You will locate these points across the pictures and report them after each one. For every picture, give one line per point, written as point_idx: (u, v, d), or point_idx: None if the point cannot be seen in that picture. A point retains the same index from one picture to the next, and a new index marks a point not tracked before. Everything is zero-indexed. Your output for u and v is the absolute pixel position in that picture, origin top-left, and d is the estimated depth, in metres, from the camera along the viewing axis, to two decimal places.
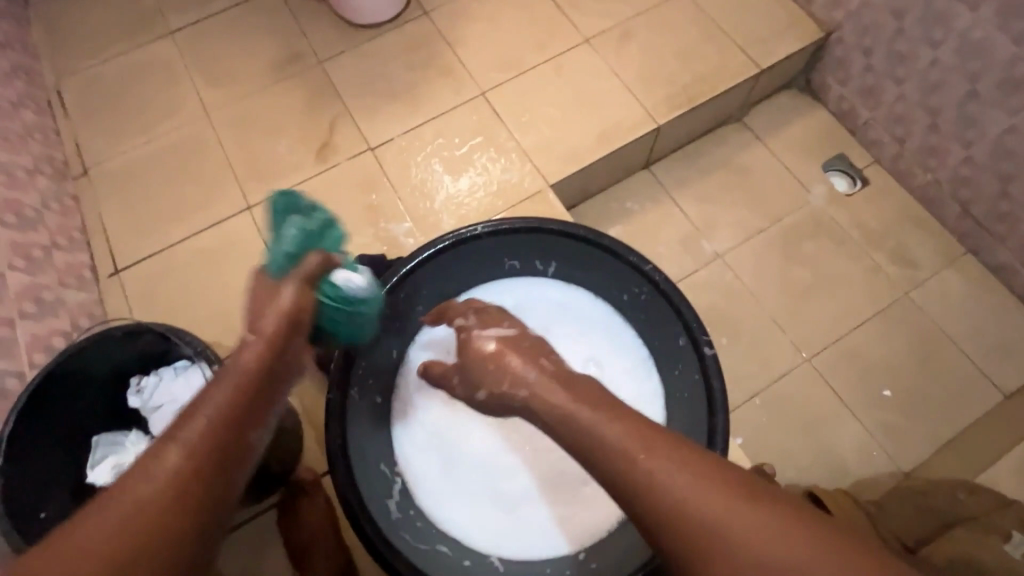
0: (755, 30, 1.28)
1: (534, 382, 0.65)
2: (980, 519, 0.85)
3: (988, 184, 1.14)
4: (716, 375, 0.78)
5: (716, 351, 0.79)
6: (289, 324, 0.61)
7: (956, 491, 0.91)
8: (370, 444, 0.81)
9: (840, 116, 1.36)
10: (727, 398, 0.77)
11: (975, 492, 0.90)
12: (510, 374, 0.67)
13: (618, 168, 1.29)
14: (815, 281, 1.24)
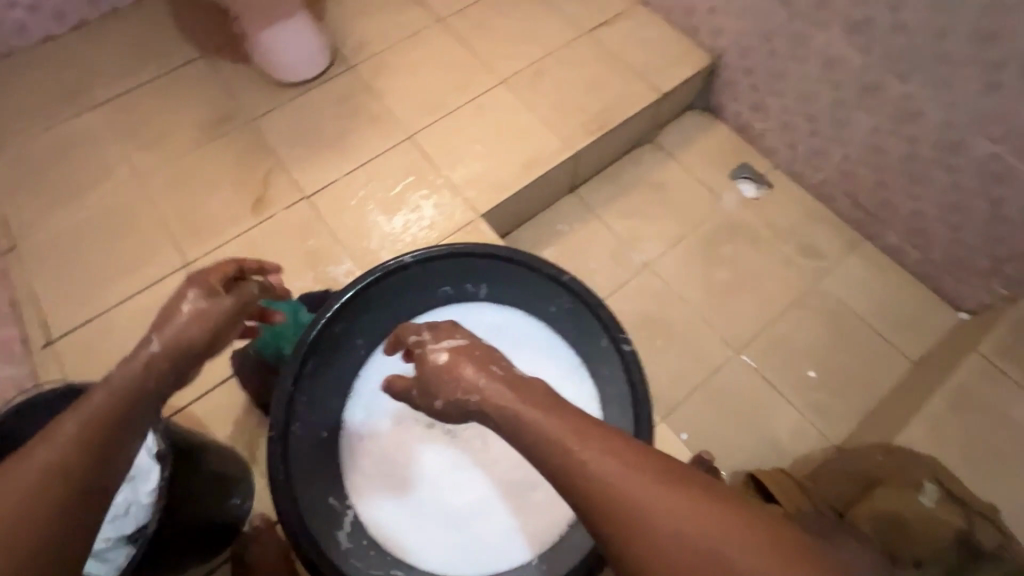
0: (652, 60, 1.42)
1: (485, 388, 0.67)
2: (896, 475, 0.91)
3: (868, 177, 1.28)
4: (636, 369, 0.83)
5: (633, 347, 0.84)
6: (196, 330, 0.67)
7: (874, 451, 0.95)
8: (317, 479, 0.82)
9: (738, 130, 1.50)
10: (649, 390, 0.81)
11: (894, 449, 0.94)
12: (463, 383, 0.69)
13: (545, 194, 1.38)
14: (736, 279, 1.34)
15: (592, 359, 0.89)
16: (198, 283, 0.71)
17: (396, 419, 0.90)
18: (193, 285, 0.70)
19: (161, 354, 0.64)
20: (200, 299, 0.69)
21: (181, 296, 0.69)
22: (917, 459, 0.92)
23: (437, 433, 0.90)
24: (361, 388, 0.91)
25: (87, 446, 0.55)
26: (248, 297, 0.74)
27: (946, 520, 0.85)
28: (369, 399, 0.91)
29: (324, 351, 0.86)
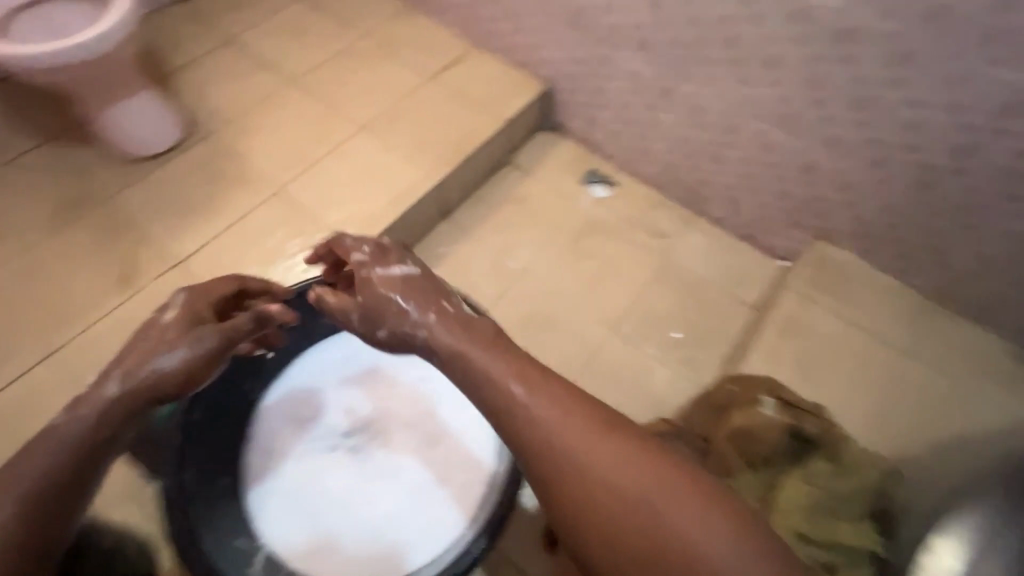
0: (494, 92, 1.61)
1: (433, 324, 0.80)
2: (743, 397, 1.08)
3: (686, 163, 1.52)
4: (505, 348, 0.97)
5: (499, 330, 0.98)
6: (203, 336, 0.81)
7: (725, 383, 1.13)
8: (222, 521, 0.88)
9: (581, 141, 1.71)
10: (519, 361, 0.95)
11: (740, 378, 1.13)
12: (410, 319, 0.81)
13: (419, 223, 1.49)
14: (601, 268, 1.51)
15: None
16: (192, 304, 0.85)
17: (303, 452, 0.96)
18: (184, 307, 0.85)
19: (120, 391, 0.77)
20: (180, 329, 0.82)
21: (172, 313, 0.84)
22: (757, 382, 1.11)
23: (345, 456, 0.96)
24: (265, 430, 0.97)
25: (74, 443, 0.75)
26: (233, 328, 0.83)
27: (781, 420, 1.01)
28: (274, 439, 0.96)
29: (214, 402, 0.95)
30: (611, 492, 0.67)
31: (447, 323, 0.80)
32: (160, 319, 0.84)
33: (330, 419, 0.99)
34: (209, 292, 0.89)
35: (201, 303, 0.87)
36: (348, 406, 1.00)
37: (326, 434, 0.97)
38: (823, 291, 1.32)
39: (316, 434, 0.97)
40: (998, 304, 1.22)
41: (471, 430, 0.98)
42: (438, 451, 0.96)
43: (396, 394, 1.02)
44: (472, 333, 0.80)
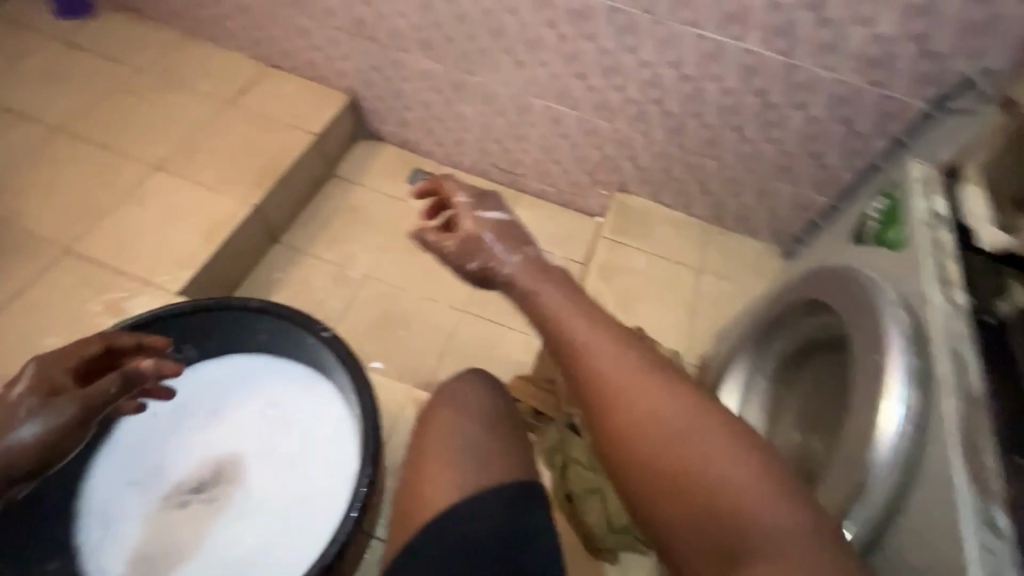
0: (298, 111, 1.62)
1: (515, 264, 0.80)
2: None
3: (495, 147, 1.65)
4: (340, 345, 0.96)
5: (331, 330, 0.97)
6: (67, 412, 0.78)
7: (561, 331, 1.27)
8: None
9: (400, 144, 1.79)
10: (355, 355, 0.95)
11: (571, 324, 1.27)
12: (502, 258, 0.81)
13: (247, 252, 1.46)
14: (442, 258, 1.60)
15: (311, 359, 1.02)
16: (43, 373, 0.79)
17: (141, 517, 0.92)
18: (33, 377, 0.78)
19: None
20: (34, 401, 0.76)
21: (20, 386, 0.77)
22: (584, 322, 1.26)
23: (188, 508, 0.93)
24: (93, 507, 0.91)
25: None
26: (95, 396, 0.80)
27: None
28: (105, 513, 0.91)
29: None
30: (662, 422, 0.64)
31: (531, 264, 0.79)
32: (8, 393, 0.77)
33: (173, 473, 0.95)
34: (65, 358, 0.82)
35: (57, 366, 0.80)
36: (189, 456, 0.97)
37: (165, 491, 0.94)
38: (628, 235, 1.53)
39: (159, 495, 0.94)
40: (756, 217, 1.50)
41: (325, 442, 0.98)
42: (285, 474, 0.96)
43: (239, 430, 0.99)
44: (551, 277, 0.78)
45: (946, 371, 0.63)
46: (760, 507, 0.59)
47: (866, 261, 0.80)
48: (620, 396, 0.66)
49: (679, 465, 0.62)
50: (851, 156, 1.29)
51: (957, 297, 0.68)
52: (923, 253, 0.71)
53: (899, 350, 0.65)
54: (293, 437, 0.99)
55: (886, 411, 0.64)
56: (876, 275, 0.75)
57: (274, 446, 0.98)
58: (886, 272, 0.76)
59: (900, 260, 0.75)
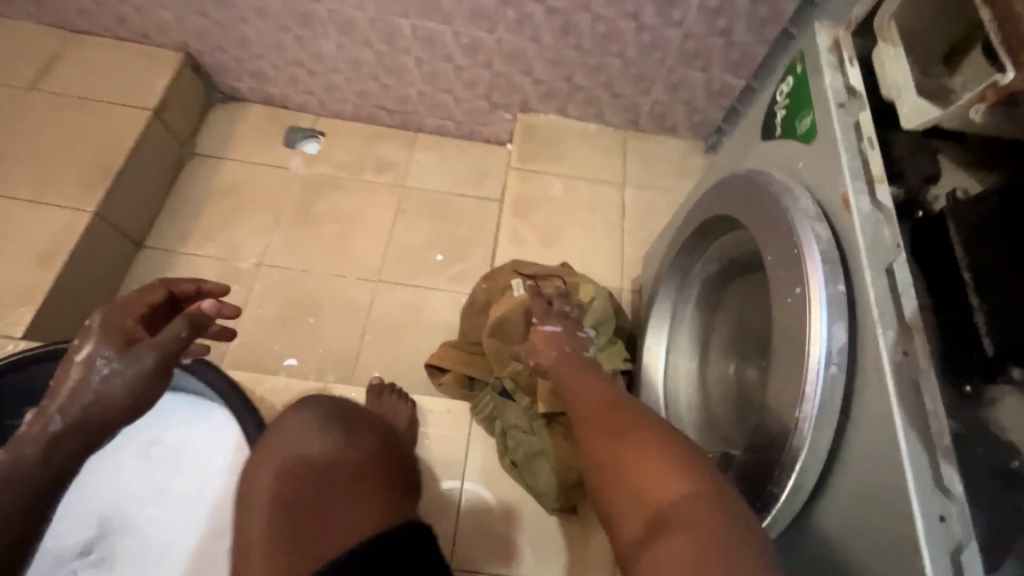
0: (123, 83, 1.34)
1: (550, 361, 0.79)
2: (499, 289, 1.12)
3: (373, 85, 1.42)
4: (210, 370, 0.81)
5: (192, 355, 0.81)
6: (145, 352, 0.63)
7: (482, 283, 1.16)
8: None
9: (266, 102, 1.53)
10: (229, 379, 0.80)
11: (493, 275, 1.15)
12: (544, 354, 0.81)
13: (104, 267, 1.24)
14: (342, 225, 1.42)
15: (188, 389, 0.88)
16: (113, 322, 0.66)
17: None
18: (105, 328, 0.66)
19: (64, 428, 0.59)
20: (112, 350, 0.63)
21: (89, 340, 0.64)
22: (506, 268, 1.15)
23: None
24: None
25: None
26: (169, 341, 0.64)
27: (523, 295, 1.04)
28: None
29: None
30: (608, 420, 0.59)
31: (567, 357, 0.79)
32: (78, 348, 0.64)
33: (50, 541, 0.82)
34: (131, 307, 0.69)
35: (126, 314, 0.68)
36: (66, 518, 0.83)
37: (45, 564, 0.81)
38: (539, 160, 1.37)
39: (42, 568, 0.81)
40: (672, 113, 1.36)
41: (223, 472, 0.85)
42: (183, 519, 0.84)
43: (122, 479, 0.86)
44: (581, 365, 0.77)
45: (873, 297, 0.48)
46: (680, 482, 0.50)
47: (775, 156, 0.63)
48: (592, 409, 0.62)
49: (626, 455, 0.54)
50: (760, 26, 1.14)
51: (879, 199, 0.50)
52: (834, 134, 0.54)
53: (817, 278, 0.51)
54: (186, 475, 0.86)
55: (810, 356, 0.50)
56: (784, 178, 0.60)
57: (165, 487, 0.85)
58: (795, 169, 0.59)
59: (808, 149, 0.58)
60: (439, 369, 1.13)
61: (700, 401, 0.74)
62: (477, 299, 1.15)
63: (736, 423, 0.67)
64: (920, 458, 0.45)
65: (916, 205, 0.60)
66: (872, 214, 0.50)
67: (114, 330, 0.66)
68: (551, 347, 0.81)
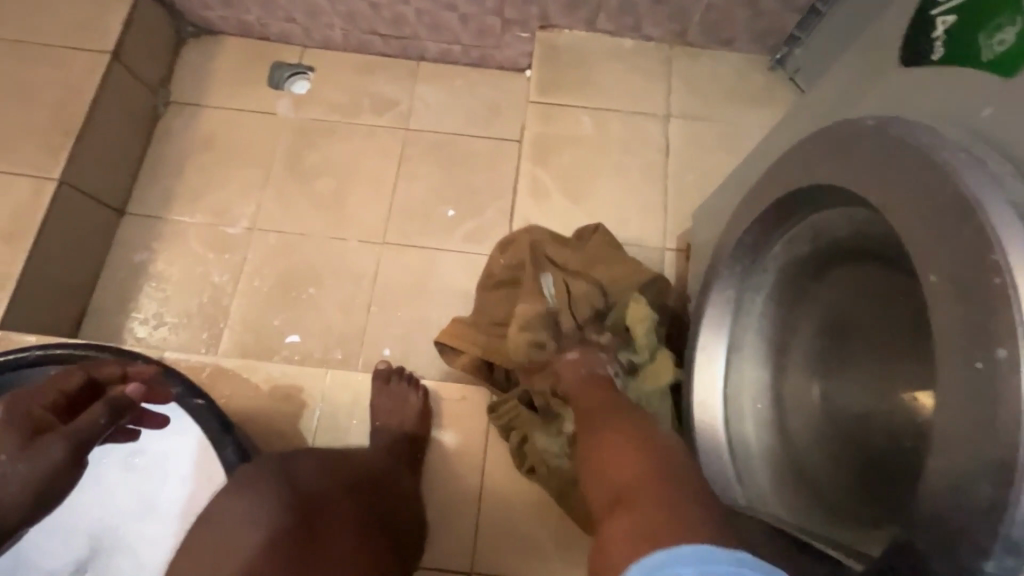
0: (73, 20, 1.15)
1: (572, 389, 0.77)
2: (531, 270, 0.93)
3: (361, 5, 1.18)
4: None
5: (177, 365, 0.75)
6: (57, 439, 0.66)
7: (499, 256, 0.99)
8: None
9: (244, 33, 1.31)
10: None
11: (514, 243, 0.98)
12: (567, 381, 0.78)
13: (81, 241, 1.12)
14: (340, 179, 1.24)
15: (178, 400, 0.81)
16: (18, 411, 0.67)
17: None
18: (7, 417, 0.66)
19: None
20: (16, 442, 0.64)
21: None
22: (538, 242, 0.96)
23: None
24: None
25: None
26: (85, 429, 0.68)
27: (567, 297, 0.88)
28: None
29: None
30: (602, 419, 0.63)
31: (585, 381, 0.77)
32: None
33: (38, 564, 0.76)
34: (41, 393, 0.70)
35: (36, 399, 0.69)
36: (52, 539, 0.77)
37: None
38: (563, 90, 1.13)
39: None
40: (730, 19, 1.08)
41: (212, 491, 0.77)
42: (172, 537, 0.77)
43: (105, 492, 0.78)
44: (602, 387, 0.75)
45: None
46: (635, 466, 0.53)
47: (933, 94, 0.42)
48: (595, 403, 0.69)
49: (603, 432, 0.60)
50: None
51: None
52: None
53: None
54: (173, 486, 0.79)
55: (1023, 461, 0.33)
56: (959, 136, 0.38)
57: (153, 502, 0.78)
58: (977, 121, 0.38)
59: (1007, 89, 0.36)
60: (450, 349, 0.98)
61: (777, 421, 0.57)
62: (495, 274, 0.98)
63: (836, 461, 0.51)
64: None
65: None
66: None
67: (18, 421, 0.66)
68: (576, 369, 0.79)
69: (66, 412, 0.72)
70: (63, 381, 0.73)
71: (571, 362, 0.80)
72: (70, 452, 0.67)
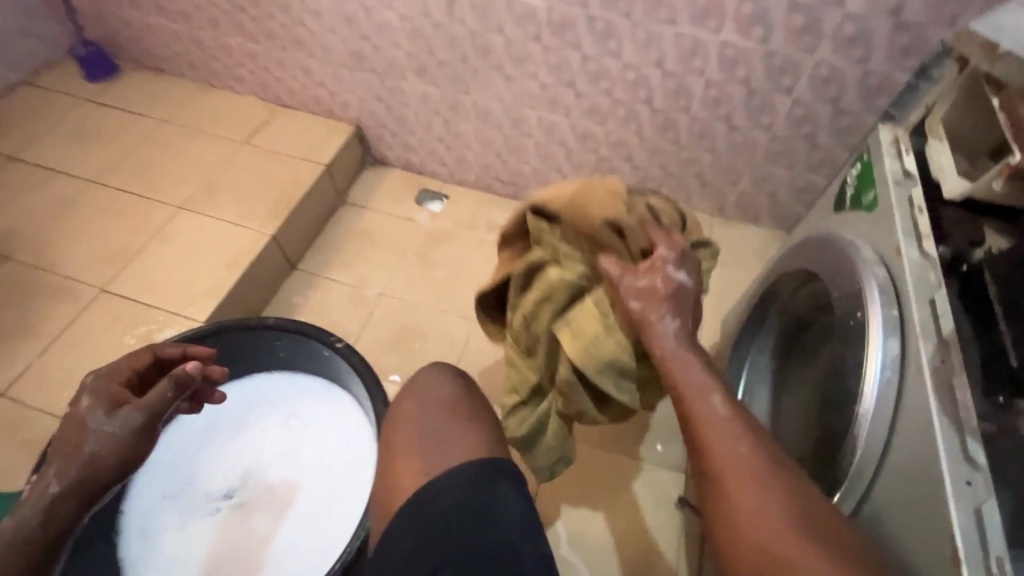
0: (308, 143, 1.72)
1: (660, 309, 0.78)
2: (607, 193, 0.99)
3: (496, 161, 1.71)
4: (352, 354, 1.02)
5: (343, 340, 1.03)
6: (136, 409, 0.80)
7: None
8: None
9: (406, 168, 1.86)
10: (367, 363, 1.01)
11: None
12: (648, 292, 0.80)
13: (265, 281, 1.52)
14: (452, 271, 1.65)
15: (326, 371, 1.08)
16: (107, 389, 0.84)
17: (179, 524, 0.97)
18: (98, 392, 0.83)
19: (59, 492, 0.74)
20: (101, 411, 0.80)
21: (86, 399, 0.82)
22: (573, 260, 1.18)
23: (223, 511, 0.99)
24: (132, 514, 0.96)
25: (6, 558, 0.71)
26: (154, 403, 0.82)
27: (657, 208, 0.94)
28: (144, 522, 0.96)
29: None
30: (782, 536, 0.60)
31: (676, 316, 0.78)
32: (76, 409, 0.81)
33: (207, 482, 1.01)
34: (120, 371, 0.88)
35: (118, 376, 0.88)
36: (219, 464, 1.02)
37: (202, 500, 0.99)
38: None
39: (196, 502, 0.99)
40: (757, 204, 1.51)
41: (350, 447, 1.03)
42: (306, 476, 1.01)
43: (264, 437, 1.05)
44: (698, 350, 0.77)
45: (917, 316, 0.72)
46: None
47: (843, 224, 0.91)
48: (751, 512, 0.62)
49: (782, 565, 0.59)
50: (844, 133, 1.30)
51: (924, 252, 0.76)
52: (888, 210, 0.81)
53: (873, 304, 0.75)
54: (313, 439, 1.05)
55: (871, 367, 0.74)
56: (851, 237, 0.86)
57: (295, 450, 1.04)
58: (858, 232, 0.86)
59: (868, 219, 0.85)
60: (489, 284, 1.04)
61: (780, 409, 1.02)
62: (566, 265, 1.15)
63: (809, 420, 0.94)
64: (949, 431, 0.65)
65: (961, 260, 0.75)
66: (916, 261, 0.75)
67: (107, 396, 0.83)
68: (665, 294, 0.79)
69: (139, 386, 0.90)
70: (134, 360, 0.90)
71: (634, 297, 0.80)
72: (145, 418, 0.81)
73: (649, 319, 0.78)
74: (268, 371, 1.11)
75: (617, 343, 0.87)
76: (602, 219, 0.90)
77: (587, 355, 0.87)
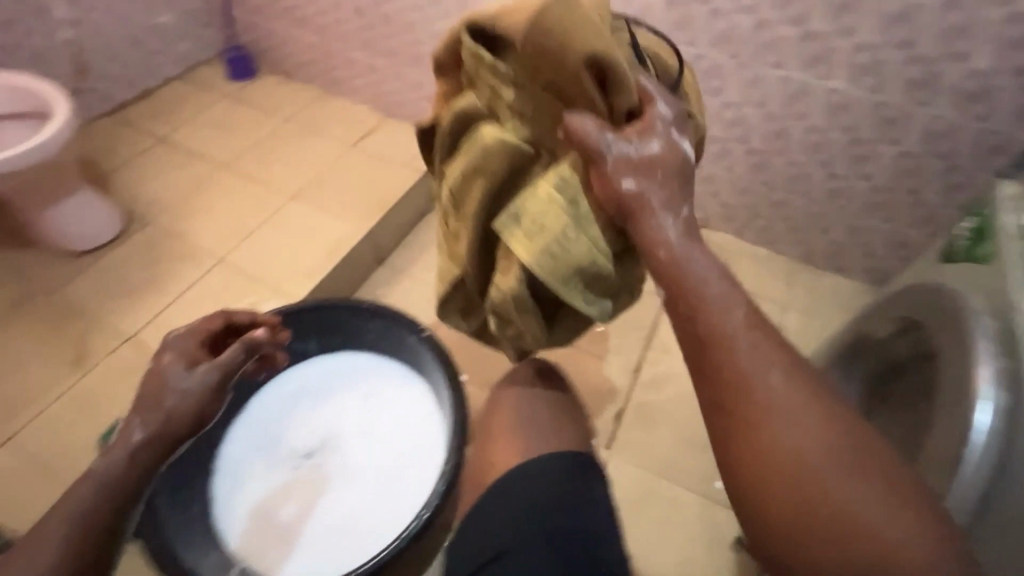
0: (409, 150, 1.85)
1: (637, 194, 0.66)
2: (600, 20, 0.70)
3: None
4: (436, 344, 1.10)
5: (430, 330, 1.11)
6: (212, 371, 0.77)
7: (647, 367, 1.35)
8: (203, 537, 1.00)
9: None
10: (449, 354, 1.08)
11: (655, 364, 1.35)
12: (625, 184, 0.66)
13: (355, 270, 1.64)
14: None
15: (408, 360, 1.16)
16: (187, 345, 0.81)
17: (263, 475, 1.07)
18: (180, 347, 0.80)
19: (144, 440, 0.72)
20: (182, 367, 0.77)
21: (167, 353, 0.79)
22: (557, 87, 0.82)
23: (302, 469, 1.07)
24: (225, 461, 1.07)
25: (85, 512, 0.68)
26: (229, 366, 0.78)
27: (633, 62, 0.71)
28: (235, 470, 1.06)
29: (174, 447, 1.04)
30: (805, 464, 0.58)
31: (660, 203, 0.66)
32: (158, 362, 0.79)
33: (291, 441, 1.10)
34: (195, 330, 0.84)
35: (195, 334, 0.84)
36: (304, 427, 1.11)
37: (285, 457, 1.08)
38: None
39: (280, 457, 1.08)
40: (848, 255, 1.47)
41: (419, 433, 1.09)
42: (380, 448, 1.09)
43: (345, 408, 1.14)
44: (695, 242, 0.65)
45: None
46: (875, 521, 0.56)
47: (951, 272, 0.89)
48: (759, 439, 0.59)
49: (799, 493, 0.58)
50: (953, 192, 1.25)
51: None
52: (1004, 261, 0.79)
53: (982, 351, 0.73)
54: (389, 416, 1.12)
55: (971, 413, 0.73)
56: (957, 285, 0.84)
57: (371, 423, 1.12)
58: (965, 281, 0.84)
59: (980, 268, 0.83)
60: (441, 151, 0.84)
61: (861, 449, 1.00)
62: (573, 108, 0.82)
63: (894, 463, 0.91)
64: None
65: None
66: None
67: (185, 353, 0.80)
68: (632, 178, 0.66)
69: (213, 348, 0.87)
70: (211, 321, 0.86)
71: (627, 172, 0.66)
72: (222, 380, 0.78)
73: (643, 208, 0.66)
74: (355, 352, 1.20)
75: (587, 241, 0.70)
76: (579, 65, 0.66)
77: (552, 264, 0.70)
